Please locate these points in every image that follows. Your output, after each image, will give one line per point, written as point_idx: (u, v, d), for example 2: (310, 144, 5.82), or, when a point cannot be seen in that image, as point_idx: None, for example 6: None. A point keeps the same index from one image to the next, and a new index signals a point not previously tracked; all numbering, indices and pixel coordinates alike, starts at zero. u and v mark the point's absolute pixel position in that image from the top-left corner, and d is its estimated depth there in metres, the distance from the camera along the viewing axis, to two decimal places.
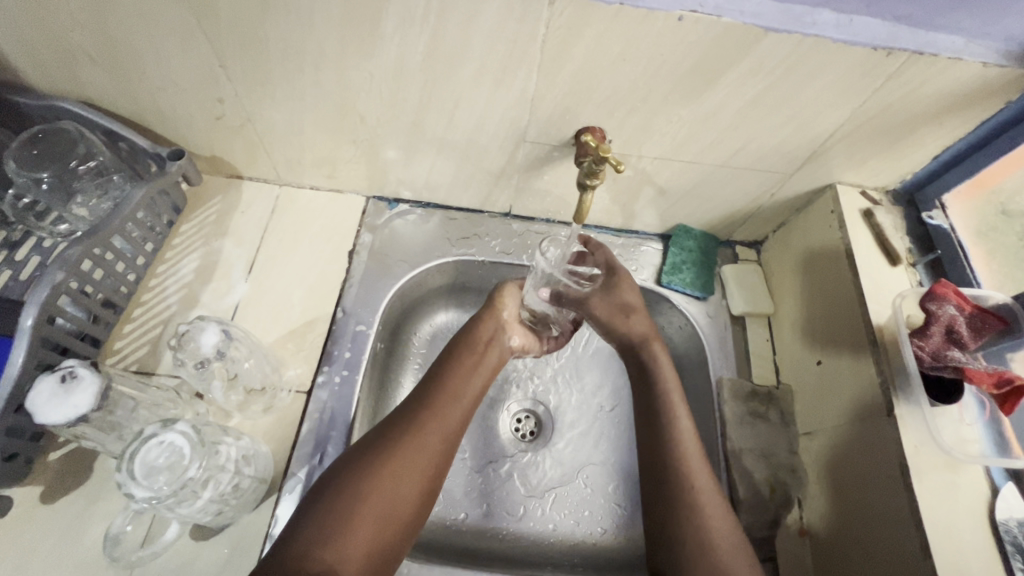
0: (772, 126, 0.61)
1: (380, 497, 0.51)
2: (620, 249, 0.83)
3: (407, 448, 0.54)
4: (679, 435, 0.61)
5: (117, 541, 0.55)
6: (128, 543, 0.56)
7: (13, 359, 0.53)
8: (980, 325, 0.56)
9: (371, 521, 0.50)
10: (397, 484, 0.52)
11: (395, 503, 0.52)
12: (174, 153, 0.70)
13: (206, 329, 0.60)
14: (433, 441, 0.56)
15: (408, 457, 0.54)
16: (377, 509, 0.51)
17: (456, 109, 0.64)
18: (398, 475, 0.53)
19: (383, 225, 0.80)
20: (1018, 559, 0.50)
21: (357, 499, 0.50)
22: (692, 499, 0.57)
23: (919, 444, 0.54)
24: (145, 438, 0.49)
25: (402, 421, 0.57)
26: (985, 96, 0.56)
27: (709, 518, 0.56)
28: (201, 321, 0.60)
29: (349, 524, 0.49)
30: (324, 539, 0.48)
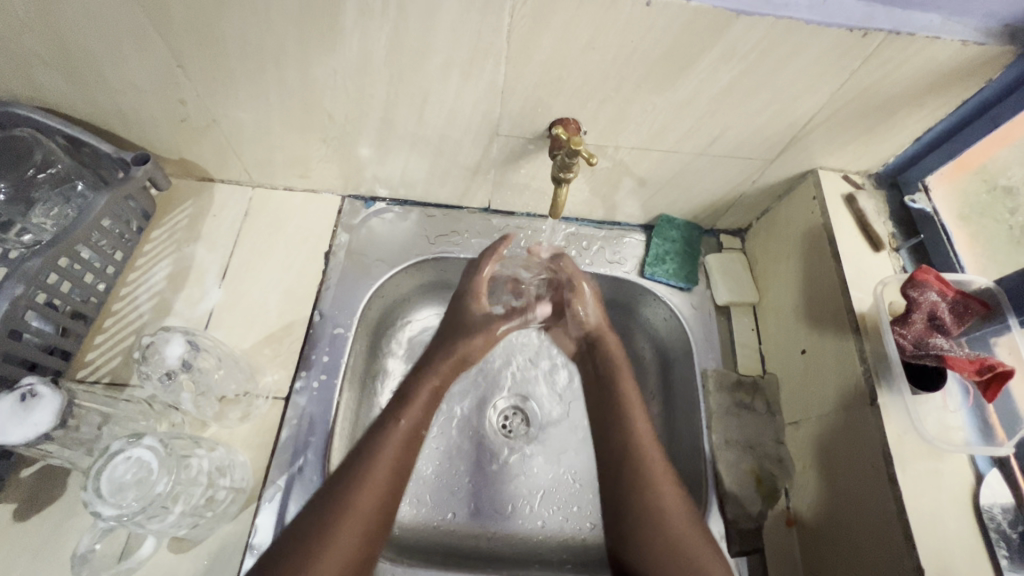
0: (750, 112, 0.60)
1: (344, 525, 0.49)
2: (603, 242, 0.82)
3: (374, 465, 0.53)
4: (644, 451, 0.59)
5: (87, 558, 0.54)
6: (100, 560, 0.54)
7: None
8: (963, 311, 0.55)
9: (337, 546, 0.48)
10: (362, 506, 0.51)
11: (363, 528, 0.50)
12: (139, 158, 0.68)
13: (171, 340, 0.58)
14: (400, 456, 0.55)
15: (377, 482, 0.52)
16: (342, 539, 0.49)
17: (426, 103, 0.62)
18: (360, 496, 0.51)
19: (360, 225, 0.79)
20: (1002, 546, 0.50)
21: (334, 510, 0.50)
22: (669, 520, 0.55)
23: (902, 432, 0.53)
24: (110, 454, 0.47)
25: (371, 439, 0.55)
26: (965, 75, 0.55)
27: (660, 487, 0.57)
28: (166, 333, 0.58)
29: (315, 552, 0.47)
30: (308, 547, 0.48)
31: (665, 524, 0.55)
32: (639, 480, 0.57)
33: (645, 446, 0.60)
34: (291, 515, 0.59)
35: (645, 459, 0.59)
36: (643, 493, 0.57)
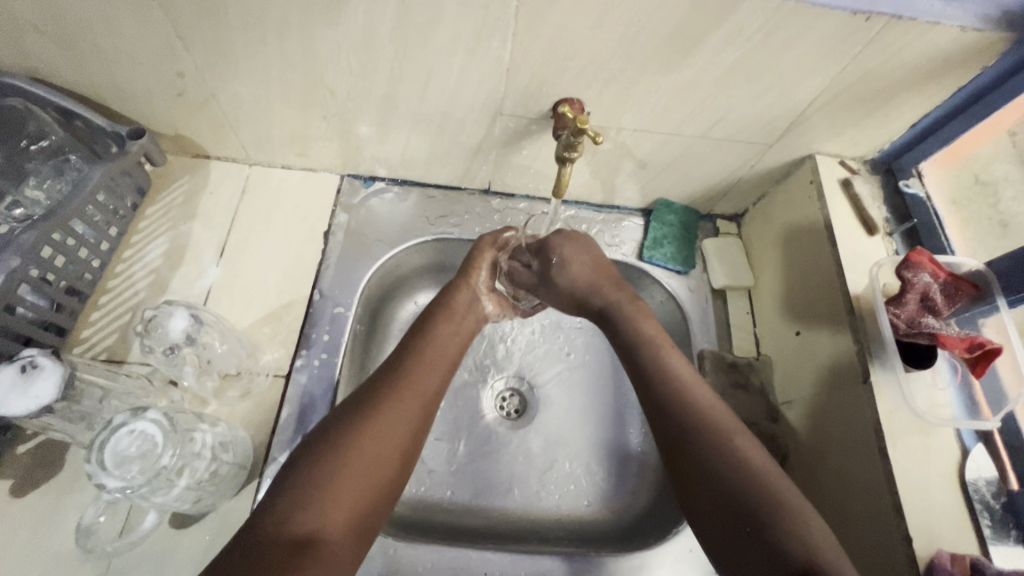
0: (752, 96, 0.61)
1: (357, 469, 0.48)
2: (602, 225, 0.82)
3: (392, 409, 0.52)
4: (695, 396, 0.53)
5: (91, 532, 0.55)
6: (104, 534, 0.55)
7: None
8: (954, 292, 0.57)
9: (350, 492, 0.47)
10: (378, 453, 0.49)
11: (377, 475, 0.49)
12: (133, 132, 0.68)
13: (174, 314, 0.57)
14: (416, 410, 0.54)
15: (381, 428, 0.51)
16: (355, 485, 0.47)
17: (430, 80, 0.61)
18: (380, 440, 0.50)
19: (359, 205, 0.78)
20: (986, 517, 0.52)
21: (336, 465, 0.47)
22: (753, 476, 0.48)
23: (894, 409, 0.55)
24: (115, 427, 0.47)
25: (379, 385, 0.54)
26: (963, 62, 0.56)
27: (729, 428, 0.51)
28: (168, 306, 0.58)
29: (310, 499, 0.45)
30: (302, 500, 0.45)
31: (742, 474, 0.48)
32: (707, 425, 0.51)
33: (695, 393, 0.54)
34: (293, 490, 0.59)
35: (700, 407, 0.53)
36: (715, 442, 0.50)
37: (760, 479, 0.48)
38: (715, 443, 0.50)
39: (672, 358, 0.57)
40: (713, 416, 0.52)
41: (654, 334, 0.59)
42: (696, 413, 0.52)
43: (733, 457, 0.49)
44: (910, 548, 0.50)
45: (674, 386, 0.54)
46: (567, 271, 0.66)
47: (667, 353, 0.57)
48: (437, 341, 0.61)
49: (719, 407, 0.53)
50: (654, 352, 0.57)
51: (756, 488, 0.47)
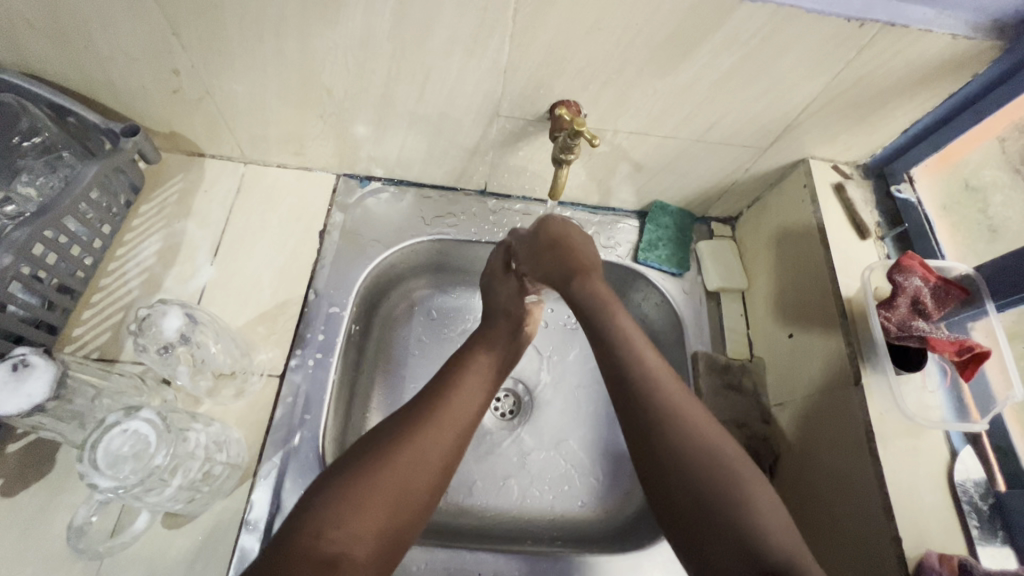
0: (746, 101, 0.61)
1: (388, 495, 0.48)
2: (597, 226, 0.83)
3: (427, 437, 0.52)
4: (659, 383, 0.50)
5: (82, 531, 0.53)
6: (96, 533, 0.54)
7: None
8: (944, 296, 0.57)
9: (378, 512, 0.47)
10: (411, 481, 0.49)
11: (407, 503, 0.49)
12: (128, 129, 0.66)
13: (168, 313, 0.56)
14: (451, 441, 0.53)
15: (417, 452, 0.50)
16: (384, 509, 0.47)
17: (427, 80, 0.61)
18: (413, 469, 0.49)
19: (355, 204, 0.78)
20: (974, 518, 0.53)
21: (370, 489, 0.47)
22: (718, 467, 0.46)
23: (884, 411, 0.56)
24: (107, 427, 0.47)
25: (418, 412, 0.53)
26: (955, 69, 0.57)
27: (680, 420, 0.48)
28: (163, 305, 0.57)
29: (344, 519, 0.46)
30: (338, 519, 0.45)
31: (709, 463, 0.46)
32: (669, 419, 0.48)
33: (660, 378, 0.50)
34: (287, 491, 0.59)
35: (660, 396, 0.49)
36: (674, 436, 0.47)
37: (717, 468, 0.46)
38: (676, 432, 0.47)
39: (638, 342, 0.52)
40: (677, 401, 0.49)
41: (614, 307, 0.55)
42: (650, 402, 0.49)
43: (698, 447, 0.46)
44: (900, 549, 0.50)
45: (636, 371, 0.50)
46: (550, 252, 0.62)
47: (632, 336, 0.53)
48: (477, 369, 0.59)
49: (683, 395, 0.49)
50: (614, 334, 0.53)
51: (717, 476, 0.45)
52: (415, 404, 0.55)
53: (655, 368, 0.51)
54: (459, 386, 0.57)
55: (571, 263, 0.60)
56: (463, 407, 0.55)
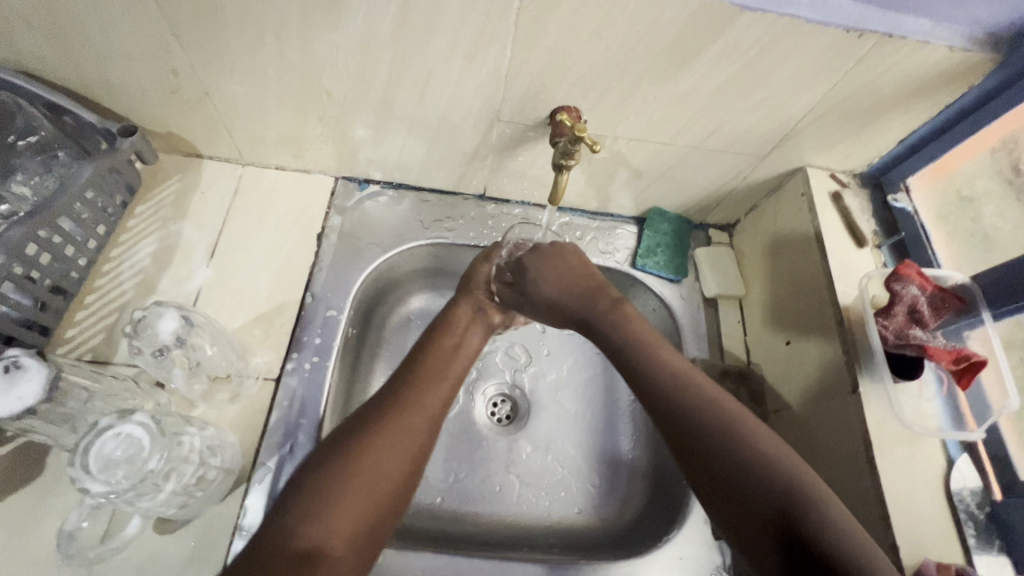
0: (745, 109, 0.62)
1: (358, 479, 0.48)
2: (596, 232, 0.83)
3: (394, 419, 0.52)
4: (696, 382, 0.51)
5: (72, 537, 0.53)
6: (86, 539, 0.54)
7: None
8: (940, 305, 0.58)
9: (351, 504, 0.46)
10: (381, 462, 0.49)
11: (379, 483, 0.49)
12: (125, 129, 0.67)
13: (164, 315, 0.57)
14: (423, 428, 0.53)
15: (383, 443, 0.50)
16: (357, 493, 0.47)
17: (428, 84, 0.61)
18: (382, 452, 0.50)
19: (354, 207, 0.78)
20: (971, 526, 0.53)
21: (338, 482, 0.47)
22: (758, 463, 0.45)
23: (882, 419, 0.56)
24: (100, 430, 0.46)
25: (383, 399, 0.55)
26: (951, 80, 0.57)
27: (737, 434, 0.47)
28: (158, 307, 0.57)
29: (312, 513, 0.45)
30: (306, 515, 0.45)
31: (757, 461, 0.46)
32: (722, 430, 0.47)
33: (696, 387, 0.51)
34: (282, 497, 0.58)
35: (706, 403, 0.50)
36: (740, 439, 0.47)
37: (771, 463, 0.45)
38: (741, 436, 0.47)
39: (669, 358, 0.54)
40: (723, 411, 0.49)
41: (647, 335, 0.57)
42: (700, 409, 0.49)
43: (735, 450, 0.46)
44: (898, 558, 0.50)
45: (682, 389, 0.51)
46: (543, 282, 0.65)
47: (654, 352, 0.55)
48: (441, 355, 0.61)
49: (725, 402, 0.50)
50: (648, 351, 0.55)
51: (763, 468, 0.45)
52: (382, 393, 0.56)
53: (715, 392, 0.51)
54: (432, 374, 0.58)
55: (585, 287, 0.63)
56: (431, 395, 0.56)
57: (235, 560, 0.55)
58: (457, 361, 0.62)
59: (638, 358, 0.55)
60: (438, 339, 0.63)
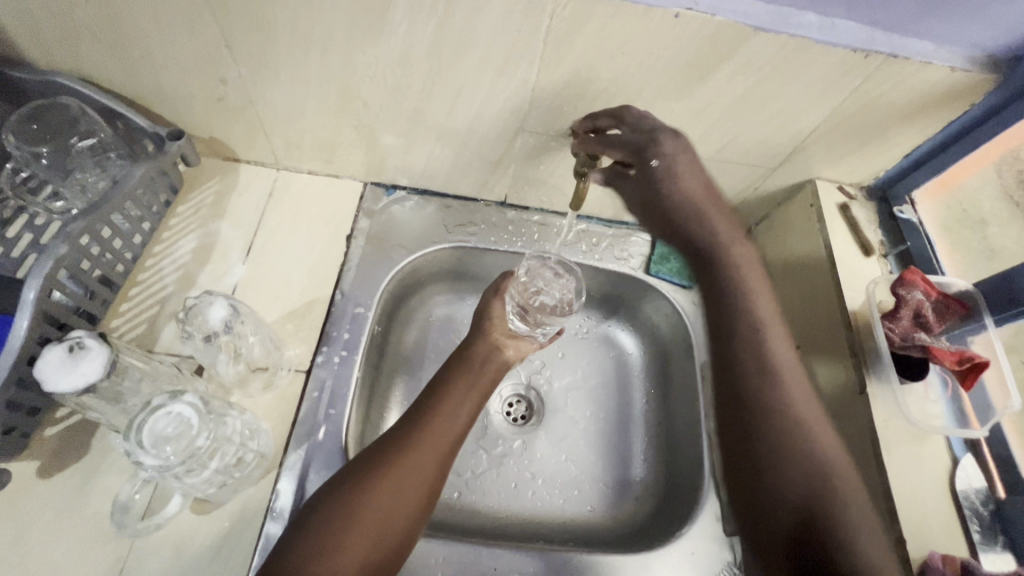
0: (757, 124, 0.65)
1: (368, 521, 0.51)
2: (611, 239, 0.86)
3: (408, 458, 0.55)
4: (786, 378, 0.58)
5: (126, 507, 0.57)
6: (136, 510, 0.57)
7: (18, 324, 0.53)
8: (944, 310, 0.60)
9: (361, 537, 0.50)
10: (393, 504, 0.52)
11: (388, 525, 0.51)
12: (173, 133, 0.71)
13: (214, 303, 0.60)
14: (431, 465, 0.55)
15: (394, 483, 0.53)
16: (367, 533, 0.50)
17: (458, 96, 0.65)
18: (394, 494, 0.52)
19: (381, 211, 0.82)
20: (975, 523, 0.55)
21: (353, 517, 0.50)
22: (790, 415, 0.56)
23: (888, 418, 0.58)
24: (153, 408, 0.49)
25: (401, 434, 0.56)
26: (954, 97, 0.60)
27: (790, 388, 0.58)
28: (209, 295, 0.60)
29: (325, 545, 0.48)
30: (319, 547, 0.48)
31: (784, 412, 0.56)
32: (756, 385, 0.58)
33: (772, 338, 0.61)
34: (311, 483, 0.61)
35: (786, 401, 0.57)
36: (761, 392, 0.58)
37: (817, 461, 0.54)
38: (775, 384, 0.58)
39: (777, 348, 0.60)
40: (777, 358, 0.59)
41: (741, 282, 0.63)
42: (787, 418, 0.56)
43: (775, 387, 0.58)
44: (904, 551, 0.52)
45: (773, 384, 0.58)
46: (674, 187, 0.64)
47: (769, 338, 0.61)
48: (456, 394, 0.62)
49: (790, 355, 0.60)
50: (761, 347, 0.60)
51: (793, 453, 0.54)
52: (395, 431, 0.58)
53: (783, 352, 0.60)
54: (445, 409, 0.60)
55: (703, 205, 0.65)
56: (445, 426, 0.58)
57: (266, 541, 0.58)
58: (468, 399, 0.62)
59: (747, 339, 0.61)
60: (453, 378, 0.63)
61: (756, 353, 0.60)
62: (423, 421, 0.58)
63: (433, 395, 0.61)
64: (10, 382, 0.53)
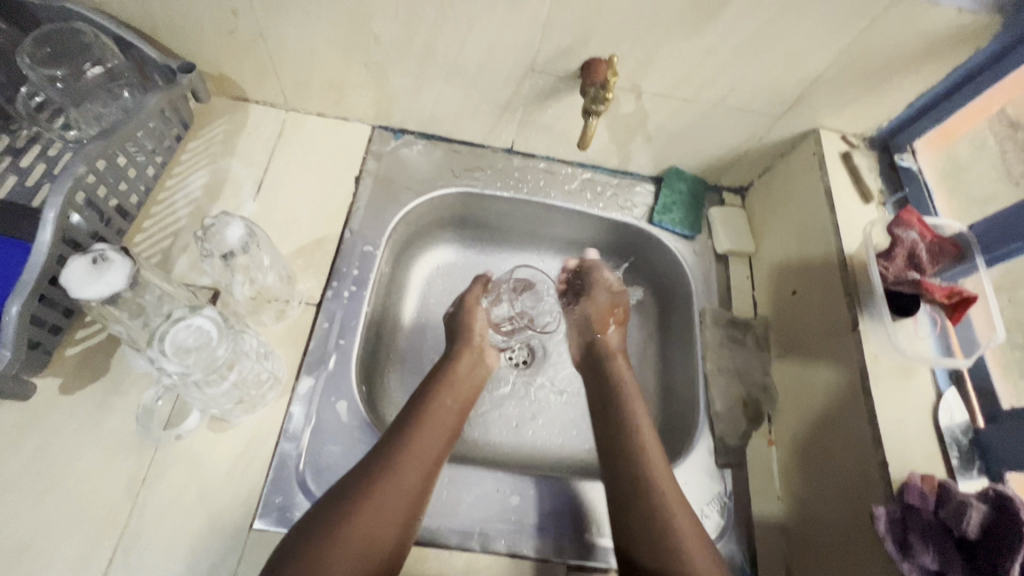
0: (764, 67, 0.66)
1: (352, 548, 0.51)
2: (616, 188, 0.87)
3: (386, 484, 0.55)
4: (663, 489, 0.60)
5: (150, 411, 0.60)
6: (160, 413, 0.60)
7: (40, 234, 0.54)
8: (937, 252, 0.63)
9: (342, 564, 0.50)
10: (373, 530, 0.53)
11: (369, 549, 0.52)
12: (183, 67, 0.70)
13: (231, 223, 0.59)
14: (411, 486, 0.56)
15: (373, 508, 0.53)
16: (350, 559, 0.51)
17: (469, 32, 0.66)
18: (374, 521, 0.53)
19: (389, 153, 0.82)
20: (954, 449, 0.58)
21: (336, 543, 0.51)
22: (656, 508, 0.59)
23: (878, 353, 0.61)
24: (174, 320, 0.51)
25: (379, 455, 0.57)
26: (960, 41, 0.61)
27: (677, 517, 0.58)
28: (226, 217, 0.60)
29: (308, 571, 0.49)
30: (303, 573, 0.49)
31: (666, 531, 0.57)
32: (654, 499, 0.59)
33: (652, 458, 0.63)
34: (324, 407, 0.64)
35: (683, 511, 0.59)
36: (653, 504, 0.59)
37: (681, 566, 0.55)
38: (664, 517, 0.58)
39: (654, 460, 0.63)
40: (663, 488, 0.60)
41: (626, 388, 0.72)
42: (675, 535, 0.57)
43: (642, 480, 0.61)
44: (885, 472, 0.55)
45: (639, 462, 0.63)
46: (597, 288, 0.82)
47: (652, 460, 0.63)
48: (434, 413, 0.63)
49: (675, 495, 0.60)
50: (644, 461, 0.63)
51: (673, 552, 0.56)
52: (378, 448, 0.58)
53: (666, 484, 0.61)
54: (425, 427, 0.61)
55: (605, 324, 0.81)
56: (426, 447, 0.59)
57: (280, 458, 0.60)
58: (445, 417, 0.64)
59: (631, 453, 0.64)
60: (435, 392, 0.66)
61: (637, 485, 0.61)
62: (403, 442, 0.59)
63: (411, 412, 0.63)
64: (33, 297, 0.55)
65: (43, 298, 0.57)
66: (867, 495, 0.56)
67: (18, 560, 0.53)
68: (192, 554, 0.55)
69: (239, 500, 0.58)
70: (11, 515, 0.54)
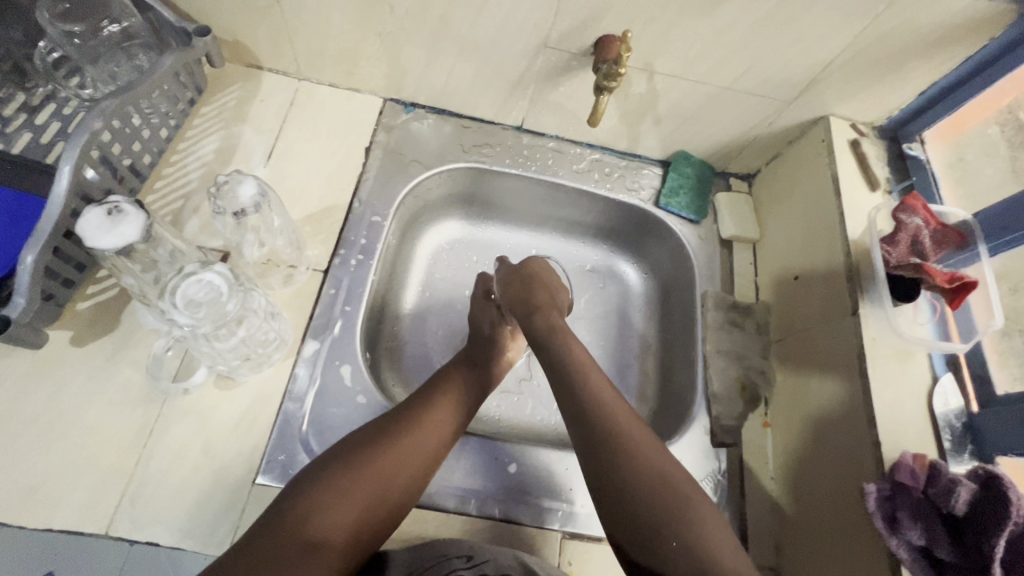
0: (777, 51, 0.66)
1: (367, 494, 0.52)
2: (623, 170, 0.87)
3: (405, 443, 0.56)
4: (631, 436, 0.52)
5: (160, 363, 0.62)
6: (169, 366, 0.62)
7: (57, 186, 0.55)
8: (940, 239, 0.63)
9: (357, 505, 0.51)
10: (386, 482, 0.53)
11: (382, 498, 0.52)
12: (200, 31, 0.70)
13: (244, 181, 0.61)
14: (428, 447, 0.57)
15: (392, 461, 0.54)
16: (365, 504, 0.51)
17: (484, 4, 0.65)
18: (390, 475, 0.53)
19: (399, 127, 0.83)
20: (947, 433, 0.59)
21: (353, 485, 0.51)
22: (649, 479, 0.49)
23: (877, 336, 0.62)
24: (186, 274, 0.53)
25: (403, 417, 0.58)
26: (974, 29, 0.61)
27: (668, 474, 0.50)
28: (240, 174, 0.61)
29: (326, 506, 0.50)
30: (320, 509, 0.49)
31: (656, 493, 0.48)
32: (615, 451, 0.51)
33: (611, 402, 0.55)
34: (329, 370, 0.66)
35: (649, 456, 0.50)
36: (623, 450, 0.51)
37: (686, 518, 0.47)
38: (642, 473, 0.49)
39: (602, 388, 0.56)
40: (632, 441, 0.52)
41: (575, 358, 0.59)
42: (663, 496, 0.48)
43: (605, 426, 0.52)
44: (878, 452, 0.56)
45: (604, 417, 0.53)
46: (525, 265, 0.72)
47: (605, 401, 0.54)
48: (459, 380, 0.65)
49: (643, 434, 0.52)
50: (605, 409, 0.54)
51: (659, 492, 0.48)
52: (399, 409, 0.59)
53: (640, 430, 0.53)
54: (449, 395, 0.62)
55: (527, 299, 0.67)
56: (446, 416, 0.60)
57: (285, 417, 0.62)
58: (467, 392, 0.64)
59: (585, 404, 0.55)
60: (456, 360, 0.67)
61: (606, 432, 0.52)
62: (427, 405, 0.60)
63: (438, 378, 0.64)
64: (48, 250, 0.56)
65: (59, 252, 0.58)
66: (860, 474, 0.57)
67: (27, 504, 0.54)
68: (196, 506, 0.56)
69: (243, 456, 0.59)
70: (22, 460, 0.56)
